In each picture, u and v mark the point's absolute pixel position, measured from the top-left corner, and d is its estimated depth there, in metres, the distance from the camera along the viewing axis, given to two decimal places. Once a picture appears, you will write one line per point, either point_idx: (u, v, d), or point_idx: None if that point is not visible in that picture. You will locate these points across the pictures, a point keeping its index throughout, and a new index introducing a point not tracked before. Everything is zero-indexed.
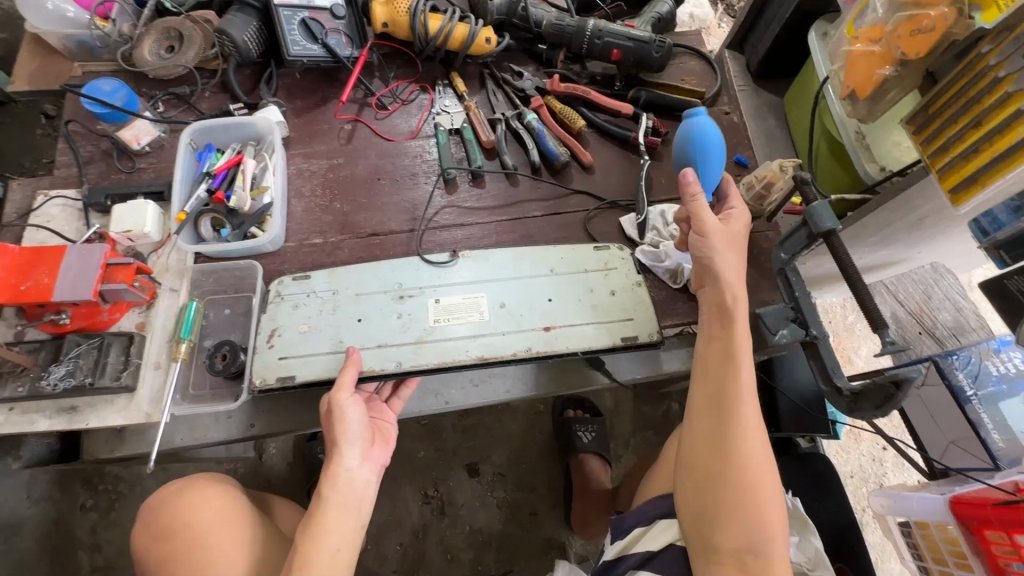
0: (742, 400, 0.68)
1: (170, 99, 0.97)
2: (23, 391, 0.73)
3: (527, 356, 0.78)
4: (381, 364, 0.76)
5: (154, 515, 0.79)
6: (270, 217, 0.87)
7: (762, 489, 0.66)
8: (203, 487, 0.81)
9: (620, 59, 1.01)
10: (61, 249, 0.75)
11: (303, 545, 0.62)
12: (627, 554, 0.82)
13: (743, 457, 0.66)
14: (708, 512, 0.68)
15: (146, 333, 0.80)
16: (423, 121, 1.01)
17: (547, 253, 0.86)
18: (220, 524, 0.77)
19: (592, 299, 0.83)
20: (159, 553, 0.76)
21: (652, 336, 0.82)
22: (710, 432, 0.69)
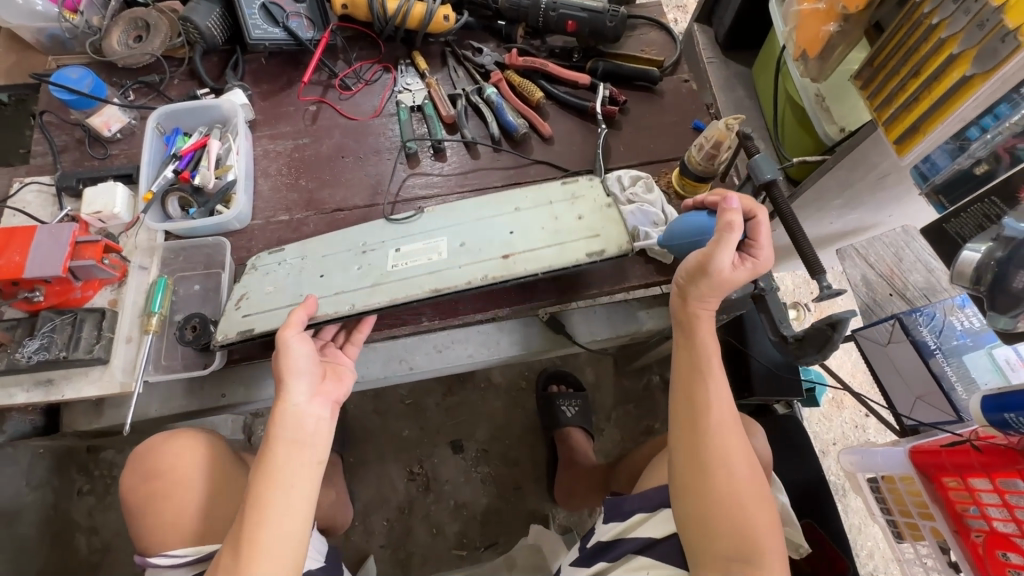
0: (718, 407, 0.70)
1: (140, 87, 1.00)
2: (1, 365, 0.77)
3: (483, 283, 0.77)
4: (335, 309, 0.77)
5: (141, 459, 0.86)
6: (235, 195, 0.90)
7: (749, 495, 0.67)
8: (188, 436, 0.88)
9: (576, 31, 1.02)
10: (32, 230, 0.78)
11: (258, 483, 0.65)
12: (625, 539, 0.81)
13: (724, 464, 0.68)
14: (692, 523, 0.68)
15: (118, 309, 0.84)
16: (386, 99, 1.03)
17: (513, 193, 0.85)
18: (204, 470, 0.85)
19: (555, 227, 0.81)
20: (145, 491, 0.83)
21: (621, 247, 0.79)
22: (691, 446, 0.69)
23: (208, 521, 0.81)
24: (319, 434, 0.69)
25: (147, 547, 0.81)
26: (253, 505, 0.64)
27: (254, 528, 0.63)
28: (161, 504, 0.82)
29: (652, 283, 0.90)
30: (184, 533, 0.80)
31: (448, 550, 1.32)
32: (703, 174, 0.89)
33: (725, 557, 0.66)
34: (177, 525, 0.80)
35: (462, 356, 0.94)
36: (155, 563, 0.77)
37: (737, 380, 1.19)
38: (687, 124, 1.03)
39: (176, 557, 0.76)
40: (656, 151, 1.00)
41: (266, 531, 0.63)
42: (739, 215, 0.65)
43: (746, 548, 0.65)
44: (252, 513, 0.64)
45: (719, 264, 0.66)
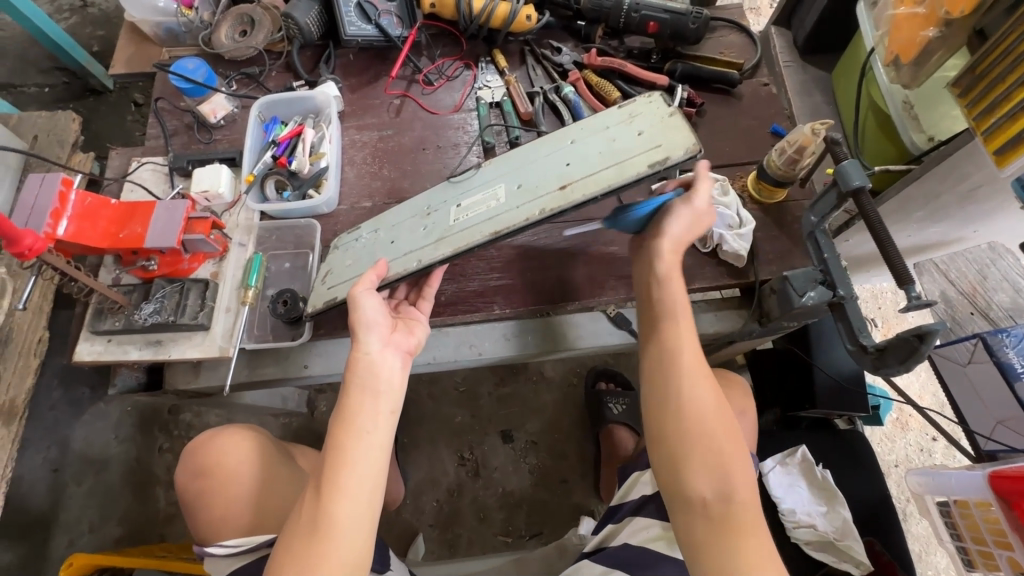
0: (684, 354, 0.74)
1: (242, 78, 1.08)
2: (120, 325, 0.86)
3: (542, 218, 0.73)
4: (405, 267, 0.80)
5: (190, 458, 0.88)
6: (326, 180, 0.97)
7: (719, 433, 0.68)
8: (232, 433, 0.90)
9: (657, 32, 1.03)
10: (152, 205, 0.86)
11: (338, 434, 0.69)
12: (626, 500, 0.87)
13: (689, 406, 0.70)
14: (671, 462, 0.69)
15: (218, 281, 0.91)
16: (465, 95, 1.07)
17: (567, 130, 0.82)
18: (250, 465, 0.87)
19: (613, 148, 0.75)
20: (197, 489, 0.85)
21: (688, 149, 0.69)
22: (661, 389, 0.73)
23: (261, 514, 0.84)
24: (390, 384, 0.72)
25: (204, 539, 0.84)
26: (336, 455, 0.67)
27: (335, 477, 0.66)
28: (212, 501, 0.84)
29: (721, 285, 0.91)
30: (239, 526, 0.83)
31: (494, 536, 1.36)
32: (782, 178, 0.89)
33: (704, 498, 0.66)
34: (229, 520, 0.83)
35: (529, 344, 0.96)
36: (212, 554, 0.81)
37: (798, 392, 1.17)
38: (765, 128, 1.02)
39: (229, 548, 0.79)
40: (731, 154, 1.00)
41: (346, 479, 0.66)
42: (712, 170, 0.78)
43: (720, 486, 0.66)
44: (332, 466, 0.67)
45: (700, 202, 0.77)
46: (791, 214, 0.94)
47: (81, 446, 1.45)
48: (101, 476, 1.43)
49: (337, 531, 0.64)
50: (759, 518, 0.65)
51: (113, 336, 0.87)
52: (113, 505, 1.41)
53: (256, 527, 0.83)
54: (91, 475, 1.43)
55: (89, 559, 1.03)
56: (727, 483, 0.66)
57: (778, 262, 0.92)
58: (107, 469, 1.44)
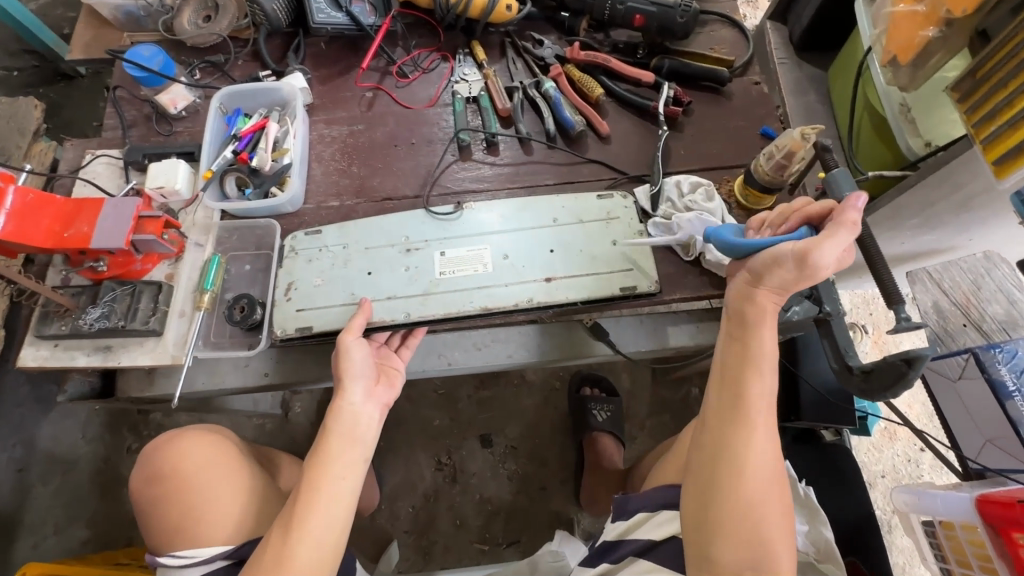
0: (757, 413, 0.64)
1: (205, 67, 1.02)
2: (66, 329, 0.81)
3: (528, 306, 0.83)
4: (391, 316, 0.82)
5: (147, 459, 0.82)
6: (290, 178, 0.91)
7: (770, 505, 0.63)
8: (193, 436, 0.84)
9: (643, 26, 0.98)
10: (99, 202, 0.81)
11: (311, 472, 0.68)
12: (627, 539, 0.80)
13: (751, 475, 0.63)
14: (706, 522, 0.64)
15: (173, 283, 0.86)
16: (442, 89, 1.01)
17: (551, 202, 0.89)
18: (208, 471, 0.80)
19: (592, 250, 0.86)
20: (152, 494, 0.80)
21: (651, 284, 0.84)
22: (716, 446, 0.65)
23: (215, 522, 0.77)
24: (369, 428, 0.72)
25: (159, 545, 0.79)
26: (308, 490, 0.67)
27: (303, 515, 0.66)
28: (166, 507, 0.78)
29: (701, 296, 0.87)
30: (189, 536, 0.76)
31: (470, 543, 1.33)
32: (770, 185, 0.84)
33: (733, 564, 0.63)
34: (181, 528, 0.77)
35: (502, 356, 0.93)
36: (164, 564, 0.76)
37: (784, 403, 1.14)
38: (755, 130, 0.97)
39: (183, 559, 0.75)
40: (718, 156, 0.95)
41: (313, 519, 0.66)
42: (861, 221, 0.60)
43: (756, 557, 0.62)
44: (301, 503, 0.66)
45: (821, 259, 0.58)
46: None
47: (47, 445, 1.39)
48: (67, 476, 1.38)
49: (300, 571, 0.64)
50: None
51: (60, 340, 0.82)
52: (79, 506, 1.37)
53: (210, 537, 0.76)
54: (57, 475, 1.38)
55: (43, 569, 0.98)
56: (762, 554, 0.63)
57: None
58: (75, 469, 1.39)
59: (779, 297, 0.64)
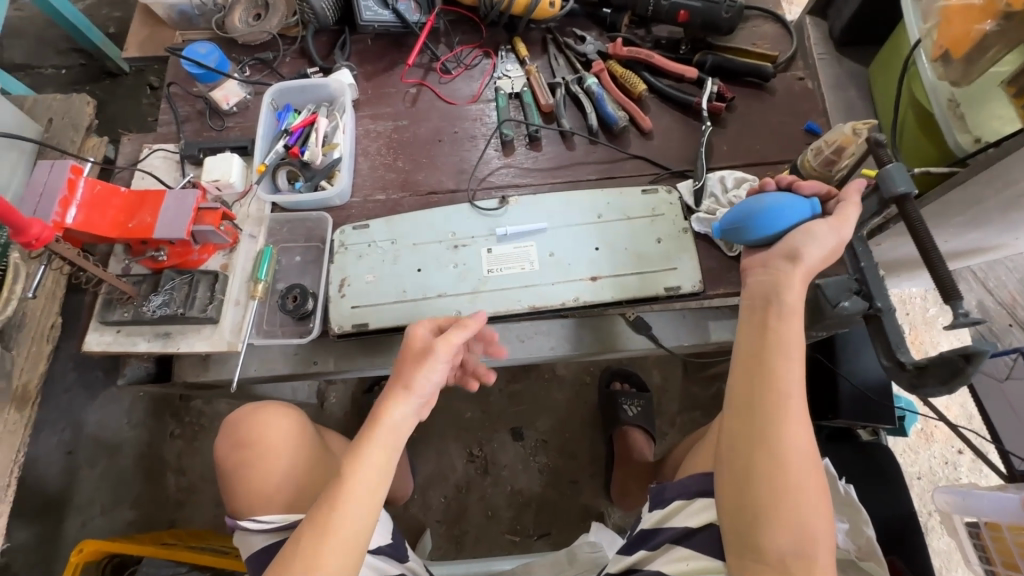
0: (792, 397, 0.64)
1: (256, 64, 1.05)
2: (128, 316, 0.84)
3: (575, 304, 0.85)
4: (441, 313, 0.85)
5: (231, 428, 0.86)
6: (339, 172, 0.94)
7: (812, 489, 0.63)
8: (274, 409, 0.88)
9: (687, 21, 0.98)
10: (161, 195, 0.84)
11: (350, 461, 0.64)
12: (663, 528, 0.79)
13: (790, 460, 0.63)
14: (749, 508, 0.63)
15: (228, 273, 0.89)
16: (484, 85, 1.03)
17: (595, 198, 0.90)
18: (292, 443, 0.84)
19: (637, 248, 0.87)
20: (237, 459, 0.83)
21: (695, 283, 0.85)
22: (752, 429, 0.64)
23: (296, 490, 0.81)
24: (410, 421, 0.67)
25: (237, 510, 0.82)
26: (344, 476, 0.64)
27: (337, 505, 0.63)
28: (250, 473, 0.82)
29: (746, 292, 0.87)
30: (271, 501, 0.80)
31: (501, 534, 1.34)
32: (817, 180, 0.84)
33: (781, 552, 0.62)
34: (265, 493, 0.80)
35: (546, 348, 0.94)
36: (243, 528, 0.78)
37: (820, 401, 1.14)
38: (798, 126, 0.97)
39: (263, 522, 0.77)
40: (761, 152, 0.95)
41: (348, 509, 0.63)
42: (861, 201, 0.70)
43: (803, 543, 0.62)
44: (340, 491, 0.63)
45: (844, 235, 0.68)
46: None
47: (94, 430, 1.44)
48: (113, 459, 1.43)
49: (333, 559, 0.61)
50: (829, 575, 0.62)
51: (122, 326, 0.86)
52: (125, 488, 1.42)
53: (294, 505, 0.80)
54: (104, 458, 1.43)
55: (98, 545, 1.02)
56: (810, 541, 0.62)
57: None
58: (120, 453, 1.44)
59: (809, 277, 0.69)
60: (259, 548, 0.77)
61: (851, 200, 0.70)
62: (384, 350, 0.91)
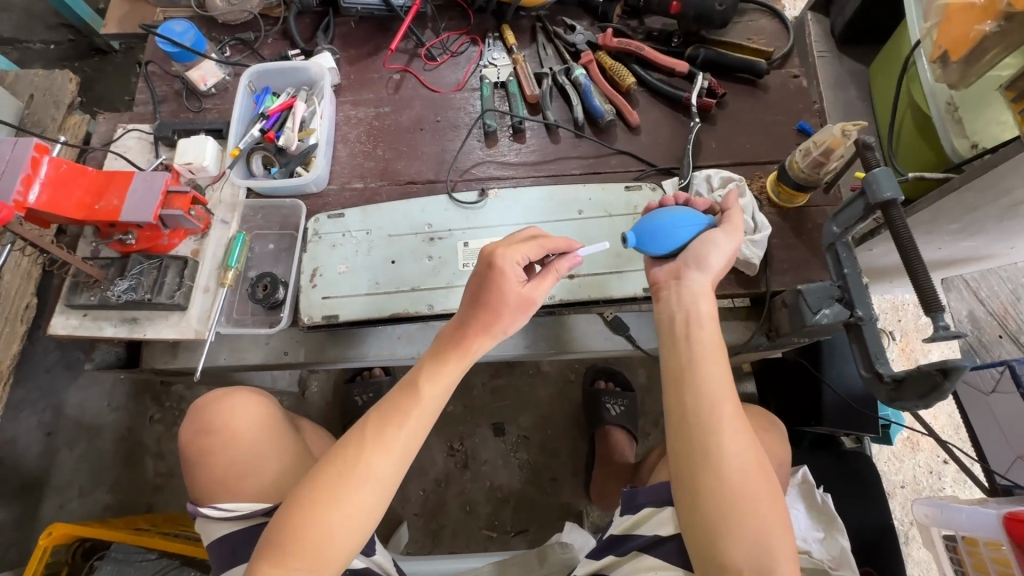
0: (719, 401, 0.64)
1: (236, 44, 1.03)
2: (95, 300, 0.83)
3: (550, 303, 0.83)
4: (414, 307, 0.82)
5: (196, 413, 0.84)
6: (315, 158, 0.91)
7: (760, 498, 0.61)
8: (242, 395, 0.86)
9: (680, 13, 0.94)
10: (129, 176, 0.82)
11: (313, 499, 0.62)
12: (633, 535, 0.78)
13: (729, 470, 0.62)
14: (701, 525, 0.62)
15: (199, 259, 0.87)
16: (470, 73, 1.00)
17: (577, 194, 0.88)
18: (259, 430, 0.84)
19: (617, 247, 0.85)
20: (201, 446, 0.82)
21: None
22: (686, 441, 0.64)
23: (258, 481, 0.80)
24: (392, 462, 0.64)
25: (199, 497, 0.81)
26: (300, 511, 0.61)
27: (295, 540, 0.60)
28: (214, 461, 0.81)
29: (729, 294, 0.84)
30: (236, 490, 0.79)
31: (479, 529, 1.34)
32: (805, 183, 0.81)
33: (740, 566, 0.60)
34: (228, 482, 0.80)
35: (521, 347, 0.92)
36: (204, 515, 0.77)
37: (803, 408, 1.12)
38: (790, 125, 0.94)
39: (224, 511, 0.76)
40: (751, 151, 0.92)
41: (312, 541, 0.60)
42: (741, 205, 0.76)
43: (761, 553, 0.59)
44: (297, 525, 0.61)
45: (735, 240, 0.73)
46: (811, 221, 0.87)
47: (75, 411, 1.43)
48: (93, 442, 1.42)
49: (332, 543, 0.61)
50: None
51: (88, 310, 0.84)
52: (103, 472, 1.41)
53: (257, 494, 0.80)
54: (83, 440, 1.42)
55: (68, 529, 1.01)
56: (770, 550, 0.60)
57: (793, 272, 0.85)
58: (100, 436, 1.43)
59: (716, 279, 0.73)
60: (219, 538, 0.77)
61: (736, 207, 0.76)
62: (357, 343, 0.89)
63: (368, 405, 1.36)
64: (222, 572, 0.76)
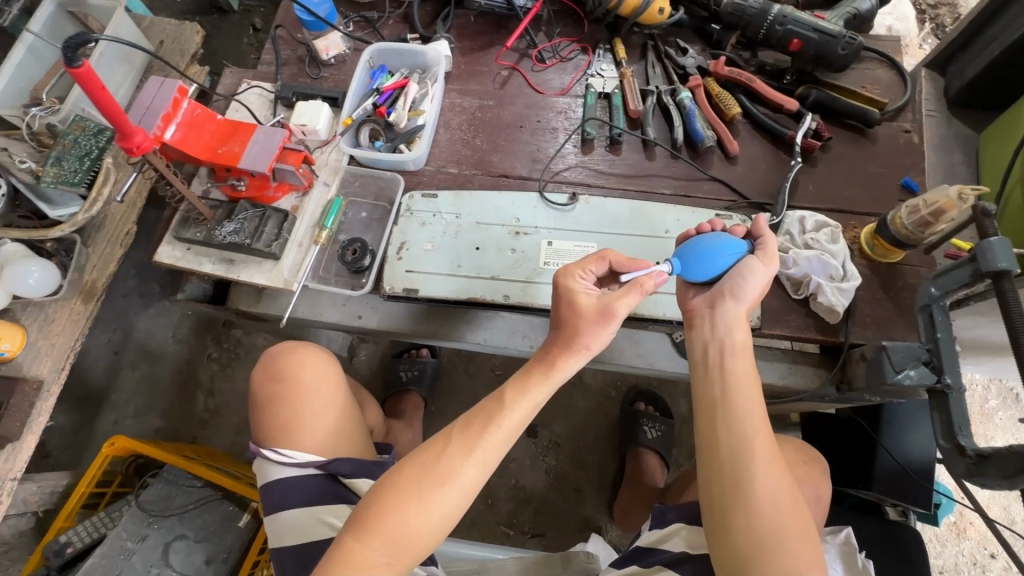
0: (754, 437, 0.64)
1: (360, 22, 1.09)
2: (201, 236, 0.89)
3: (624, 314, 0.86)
4: (490, 295, 0.85)
5: (269, 361, 0.89)
6: (419, 138, 0.96)
7: (795, 538, 0.59)
8: (313, 352, 0.91)
9: (799, 51, 0.94)
10: (253, 129, 0.88)
11: (402, 485, 0.65)
12: (660, 549, 0.78)
13: (763, 505, 0.61)
14: (735, 564, 0.60)
15: (297, 215, 0.92)
16: (575, 80, 1.02)
17: (666, 213, 0.90)
18: (322, 385, 0.87)
19: None
20: (271, 391, 0.86)
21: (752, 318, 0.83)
22: (721, 475, 0.63)
23: (316, 436, 0.83)
24: (475, 466, 0.66)
25: (261, 439, 0.85)
26: (389, 501, 0.64)
27: (379, 517, 0.63)
28: (279, 407, 0.85)
29: (805, 337, 0.83)
30: (295, 437, 0.83)
31: (497, 525, 1.35)
32: (906, 239, 0.79)
33: None
34: (290, 429, 0.83)
35: None
36: (265, 456, 0.82)
37: (853, 468, 1.10)
38: (894, 179, 0.92)
39: (281, 455, 0.81)
40: (848, 199, 0.91)
41: (393, 523, 0.63)
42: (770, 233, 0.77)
43: None
44: (383, 503, 0.64)
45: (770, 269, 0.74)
46: (903, 279, 0.85)
47: (142, 337, 1.53)
48: (154, 367, 1.52)
49: (412, 534, 0.63)
50: None
51: (192, 245, 0.91)
52: (158, 397, 1.50)
53: (314, 445, 0.83)
54: (145, 365, 1.51)
55: (128, 444, 1.09)
56: None
57: (877, 328, 0.83)
58: (161, 363, 1.52)
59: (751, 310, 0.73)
60: (275, 481, 0.80)
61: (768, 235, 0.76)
62: (428, 320, 0.93)
63: (411, 382, 1.39)
64: (268, 515, 0.80)
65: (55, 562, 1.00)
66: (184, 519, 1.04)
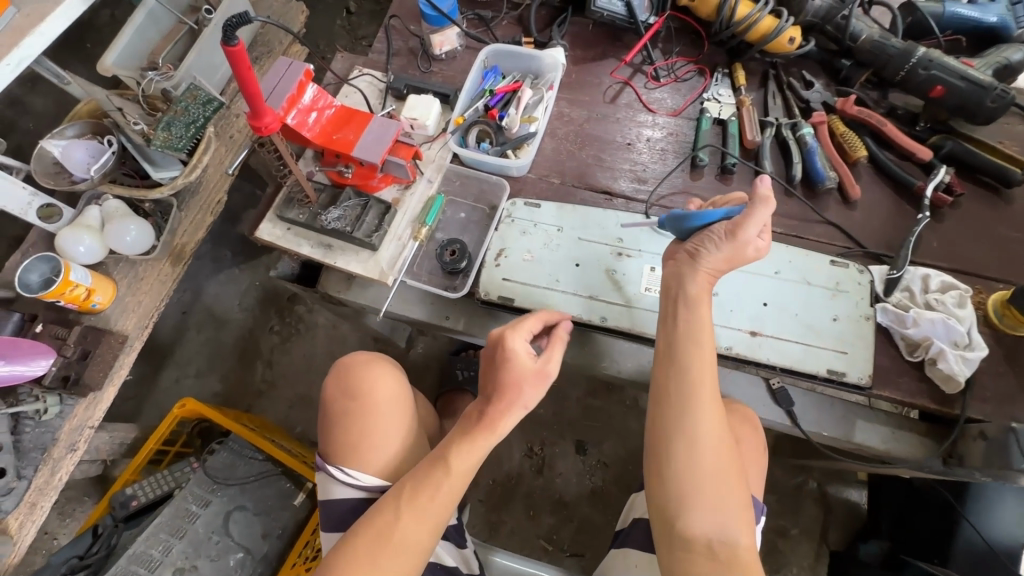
0: (702, 384, 0.69)
1: (473, 19, 1.08)
2: (303, 218, 0.90)
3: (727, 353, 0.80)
4: (587, 315, 0.84)
5: (343, 373, 0.87)
6: (527, 146, 0.94)
7: (726, 474, 0.66)
8: (388, 369, 0.88)
9: (940, 98, 0.88)
10: (368, 118, 0.88)
11: (355, 554, 0.67)
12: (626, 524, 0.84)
13: (703, 442, 0.66)
14: (673, 497, 0.66)
15: (398, 208, 0.92)
16: (689, 102, 0.99)
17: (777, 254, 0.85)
18: (394, 406, 0.84)
19: (809, 319, 0.81)
20: (341, 407, 0.84)
21: (863, 378, 0.78)
22: (666, 415, 0.69)
23: (382, 458, 0.82)
24: (423, 528, 0.69)
25: (326, 453, 0.84)
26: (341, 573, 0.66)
27: None
28: (349, 424, 0.83)
29: (916, 404, 0.79)
30: (362, 459, 0.81)
31: (535, 538, 1.33)
32: None
33: (706, 535, 0.64)
34: (357, 450, 0.81)
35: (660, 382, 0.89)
36: (330, 474, 0.81)
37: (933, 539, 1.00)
38: None
39: (349, 477, 0.80)
40: (976, 261, 0.85)
41: None
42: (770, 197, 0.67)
43: (725, 527, 0.64)
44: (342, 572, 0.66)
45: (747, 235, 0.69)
46: None
47: (210, 301, 1.57)
48: (219, 332, 1.55)
49: None
50: (753, 562, 0.63)
51: (293, 225, 0.91)
52: (219, 362, 1.54)
53: (381, 469, 0.81)
54: (210, 329, 1.55)
55: (197, 407, 1.11)
56: (731, 525, 0.64)
57: (996, 404, 0.77)
58: (225, 329, 1.56)
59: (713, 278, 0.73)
60: (342, 497, 0.80)
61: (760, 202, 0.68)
62: None
63: (467, 382, 1.37)
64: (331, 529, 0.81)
65: (119, 512, 1.04)
66: (245, 490, 1.06)
